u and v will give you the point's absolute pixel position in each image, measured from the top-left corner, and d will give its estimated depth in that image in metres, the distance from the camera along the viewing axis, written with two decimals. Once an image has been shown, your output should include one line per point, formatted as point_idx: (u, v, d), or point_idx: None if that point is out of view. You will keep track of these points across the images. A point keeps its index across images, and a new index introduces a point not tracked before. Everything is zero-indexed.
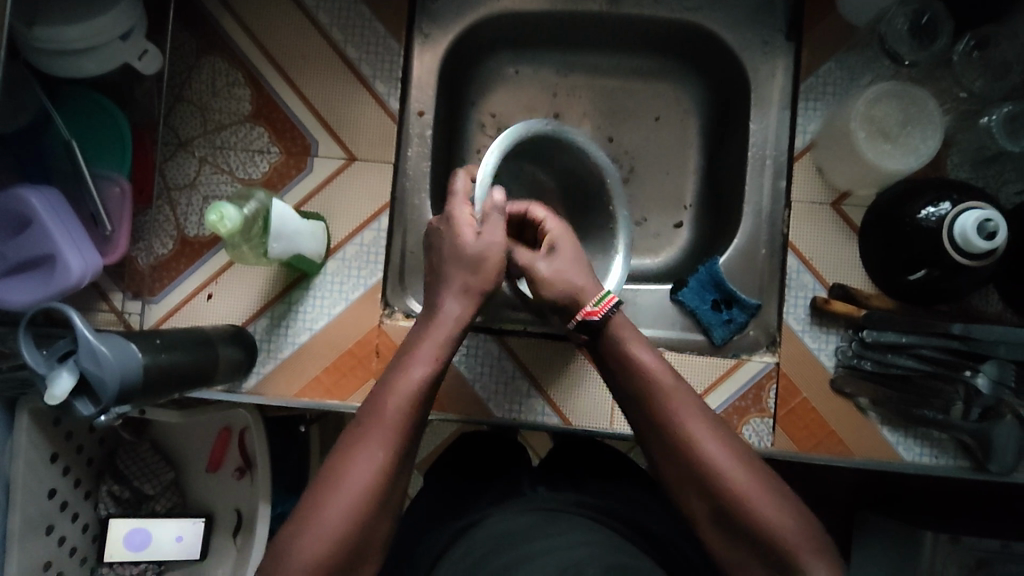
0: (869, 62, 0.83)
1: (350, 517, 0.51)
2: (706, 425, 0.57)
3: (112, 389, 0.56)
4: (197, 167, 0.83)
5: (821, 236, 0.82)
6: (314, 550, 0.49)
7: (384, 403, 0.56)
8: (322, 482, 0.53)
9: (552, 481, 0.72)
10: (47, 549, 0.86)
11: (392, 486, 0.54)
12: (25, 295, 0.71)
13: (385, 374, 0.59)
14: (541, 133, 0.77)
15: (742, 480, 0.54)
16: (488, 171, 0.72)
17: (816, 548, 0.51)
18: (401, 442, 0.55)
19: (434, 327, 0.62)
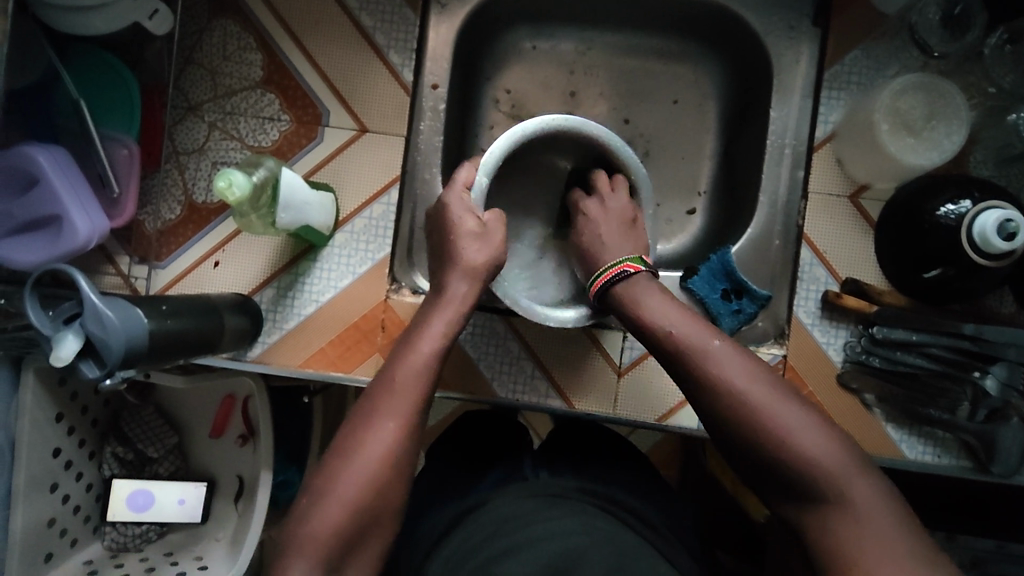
0: (896, 52, 0.81)
1: (363, 489, 0.53)
2: (740, 363, 0.58)
3: (117, 354, 0.56)
4: (207, 133, 0.82)
5: (837, 229, 0.80)
6: (333, 518, 0.52)
7: (393, 374, 0.58)
8: (336, 456, 0.55)
9: (553, 465, 0.73)
10: (51, 506, 0.87)
11: (403, 460, 0.55)
12: (33, 255, 0.71)
13: (395, 351, 0.61)
14: (563, 130, 0.73)
15: (780, 410, 0.55)
16: (488, 171, 0.71)
17: (848, 465, 0.52)
18: (412, 416, 0.57)
19: (444, 305, 0.65)
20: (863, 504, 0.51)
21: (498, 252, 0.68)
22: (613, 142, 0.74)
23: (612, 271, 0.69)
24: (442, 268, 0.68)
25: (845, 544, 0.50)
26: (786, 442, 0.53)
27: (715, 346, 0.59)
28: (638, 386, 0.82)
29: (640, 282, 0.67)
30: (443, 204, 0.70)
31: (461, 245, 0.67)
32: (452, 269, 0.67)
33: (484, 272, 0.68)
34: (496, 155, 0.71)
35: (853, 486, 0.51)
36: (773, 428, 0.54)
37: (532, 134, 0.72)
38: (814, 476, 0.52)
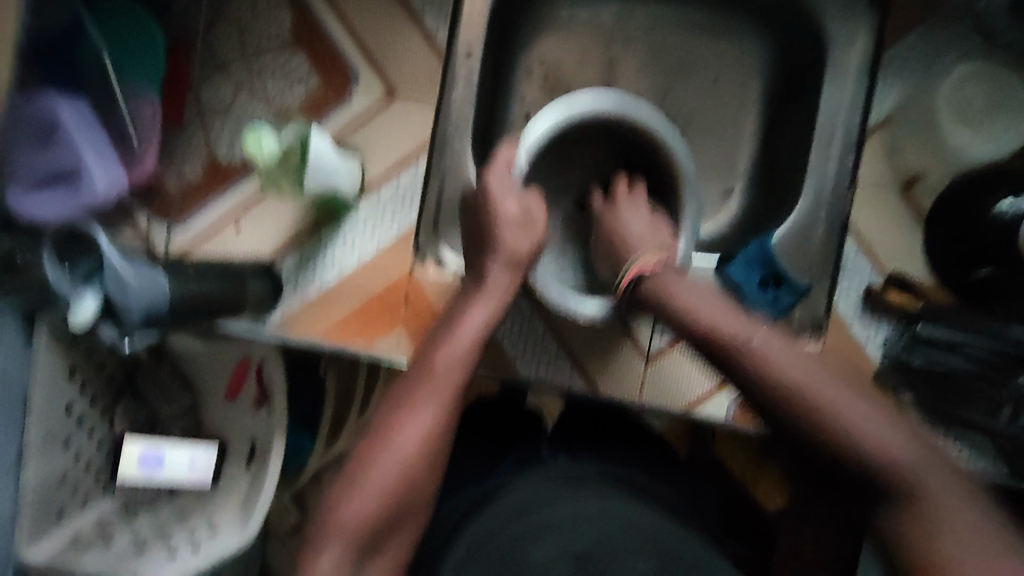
0: (960, 37, 0.77)
1: (400, 472, 0.54)
2: (792, 355, 0.55)
3: (139, 315, 0.54)
4: (234, 92, 0.79)
5: (885, 221, 0.77)
6: (372, 502, 0.53)
7: (432, 358, 0.59)
8: (375, 439, 0.55)
9: (571, 448, 0.73)
10: (63, 462, 0.87)
11: (442, 443, 0.56)
12: (52, 211, 0.68)
13: (434, 334, 0.63)
14: (610, 111, 0.71)
15: (844, 403, 0.52)
16: (530, 147, 0.70)
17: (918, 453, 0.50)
18: (450, 400, 0.58)
19: (485, 292, 0.66)
20: (936, 497, 0.49)
21: (537, 237, 0.70)
22: (662, 126, 0.72)
23: (643, 264, 0.68)
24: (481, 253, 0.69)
25: (921, 543, 0.47)
26: (852, 438, 0.51)
27: (764, 340, 0.56)
28: (667, 373, 0.80)
29: (672, 276, 0.66)
30: (485, 184, 0.69)
31: (501, 230, 0.68)
32: (491, 255, 0.68)
33: (526, 259, 0.69)
34: (539, 132, 0.70)
35: (927, 478, 0.49)
36: (838, 423, 0.51)
37: (578, 113, 0.71)
38: (883, 470, 0.50)
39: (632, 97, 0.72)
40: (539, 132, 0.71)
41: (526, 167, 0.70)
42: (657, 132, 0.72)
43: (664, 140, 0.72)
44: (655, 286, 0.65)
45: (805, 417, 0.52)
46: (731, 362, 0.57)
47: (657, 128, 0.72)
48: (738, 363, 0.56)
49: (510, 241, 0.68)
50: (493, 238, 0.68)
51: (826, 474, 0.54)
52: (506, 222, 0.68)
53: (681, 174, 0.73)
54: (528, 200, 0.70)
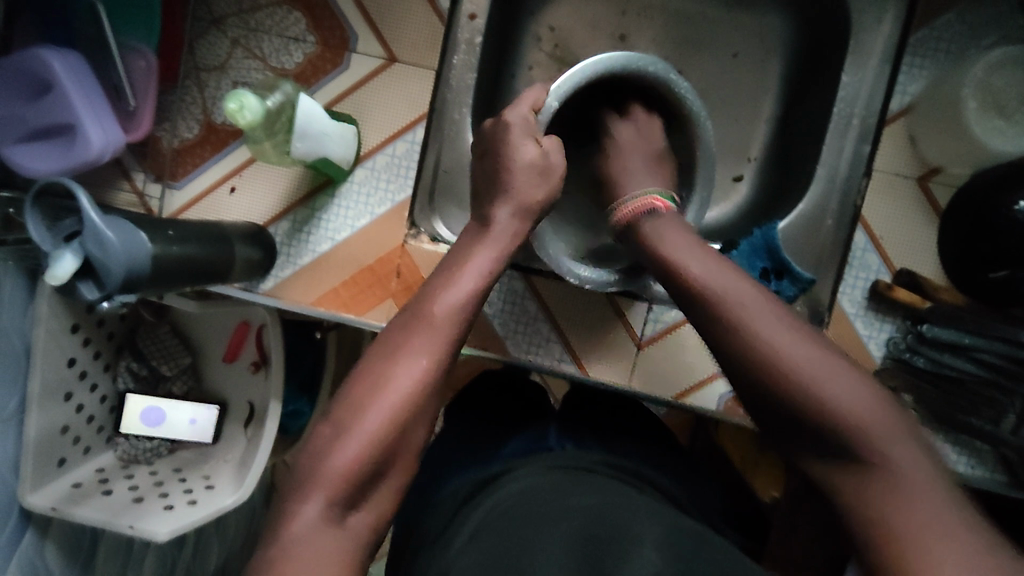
0: (997, 19, 0.71)
1: (389, 421, 0.50)
2: (778, 317, 0.50)
3: (117, 277, 0.54)
4: (229, 49, 0.77)
5: (898, 215, 0.74)
6: (358, 452, 0.48)
7: (430, 309, 0.54)
8: (364, 389, 0.51)
9: (577, 438, 0.72)
10: (65, 415, 0.88)
11: (429, 404, 0.52)
12: (45, 164, 0.69)
13: (426, 286, 0.57)
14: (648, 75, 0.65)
15: (805, 354, 0.48)
16: (558, 94, 0.65)
17: (897, 433, 0.46)
18: (446, 353, 0.53)
19: (491, 238, 0.60)
20: (901, 465, 0.45)
21: (554, 189, 0.64)
22: (695, 104, 0.66)
23: (640, 205, 0.62)
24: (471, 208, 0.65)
25: (888, 512, 0.44)
26: (809, 392, 0.47)
27: (750, 296, 0.51)
28: (658, 360, 0.78)
29: (662, 219, 0.60)
30: (506, 122, 0.64)
31: (510, 184, 0.63)
32: (504, 199, 0.62)
33: (539, 211, 0.64)
34: (571, 78, 0.65)
35: (891, 447, 0.46)
36: (796, 374, 0.48)
37: (618, 70, 0.65)
38: (842, 430, 0.47)
39: (673, 70, 0.65)
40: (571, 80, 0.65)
41: (552, 114, 0.66)
42: (687, 105, 0.66)
43: (693, 120, 0.66)
44: (648, 226, 0.60)
45: (771, 372, 0.49)
46: (696, 304, 0.53)
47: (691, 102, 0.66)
48: (705, 306, 0.52)
49: (523, 188, 0.62)
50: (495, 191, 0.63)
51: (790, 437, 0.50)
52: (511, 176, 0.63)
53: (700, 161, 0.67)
54: (547, 143, 0.65)
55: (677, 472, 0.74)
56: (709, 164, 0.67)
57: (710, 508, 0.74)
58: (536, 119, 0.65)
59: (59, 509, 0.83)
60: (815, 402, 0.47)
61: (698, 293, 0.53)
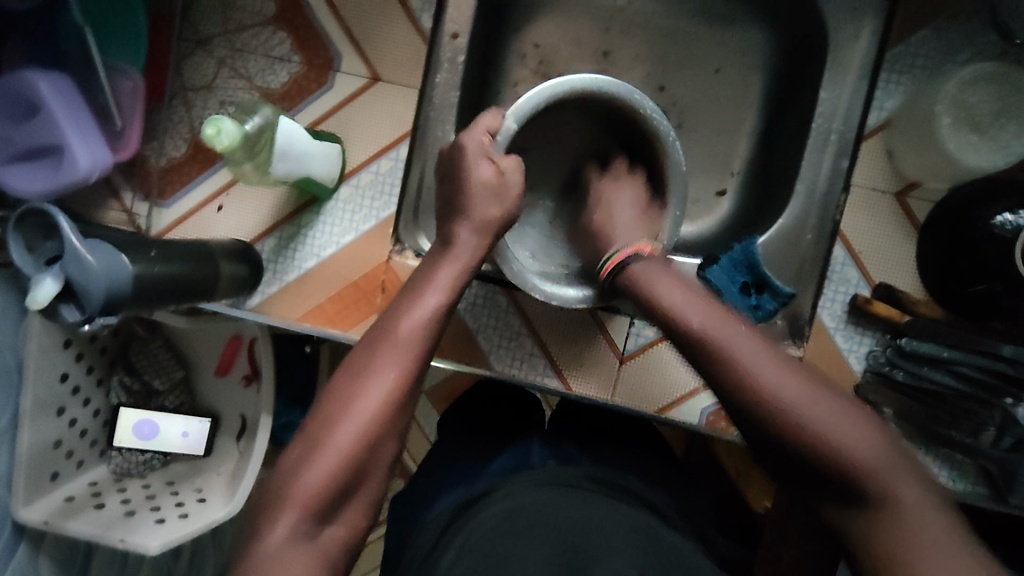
0: (972, 36, 0.73)
1: (361, 438, 0.50)
2: (777, 362, 0.51)
3: (97, 299, 0.55)
4: (215, 70, 0.79)
5: (877, 229, 0.75)
6: (328, 469, 0.49)
7: (395, 328, 0.55)
8: (333, 407, 0.52)
9: (560, 446, 0.73)
10: (57, 429, 0.88)
11: (399, 420, 0.53)
12: (31, 185, 0.70)
13: (396, 304, 0.58)
14: (607, 95, 0.67)
15: (817, 406, 0.49)
16: (517, 118, 0.66)
17: (901, 468, 0.47)
18: (415, 370, 0.54)
19: (453, 257, 0.62)
20: (912, 505, 0.46)
21: (512, 208, 0.66)
22: (659, 120, 0.67)
23: (626, 251, 0.63)
24: (449, 225, 0.65)
25: (911, 552, 0.44)
26: (823, 444, 0.48)
27: (750, 344, 0.52)
28: (639, 374, 0.79)
29: (653, 265, 0.61)
30: (460, 147, 0.66)
31: (487, 204, 0.64)
32: (462, 221, 0.64)
33: (498, 227, 0.65)
34: (529, 101, 0.66)
35: (902, 487, 0.47)
36: (811, 427, 0.48)
37: (575, 91, 0.66)
38: (857, 477, 0.47)
39: (633, 87, 0.67)
40: (529, 104, 0.66)
41: (511, 135, 0.67)
42: (653, 122, 0.67)
43: (659, 135, 0.67)
44: (640, 273, 0.60)
45: (780, 420, 0.49)
46: (705, 359, 0.53)
47: (653, 117, 0.67)
48: (714, 363, 0.52)
49: (481, 209, 0.64)
50: (474, 210, 0.64)
51: (799, 480, 0.50)
52: (486, 198, 0.64)
53: (671, 176, 0.68)
54: (505, 163, 0.66)
55: (666, 481, 0.73)
56: (679, 178, 0.68)
57: (699, 518, 0.72)
58: (493, 141, 0.66)
59: (52, 523, 0.84)
60: (827, 450, 0.48)
61: (705, 348, 0.52)
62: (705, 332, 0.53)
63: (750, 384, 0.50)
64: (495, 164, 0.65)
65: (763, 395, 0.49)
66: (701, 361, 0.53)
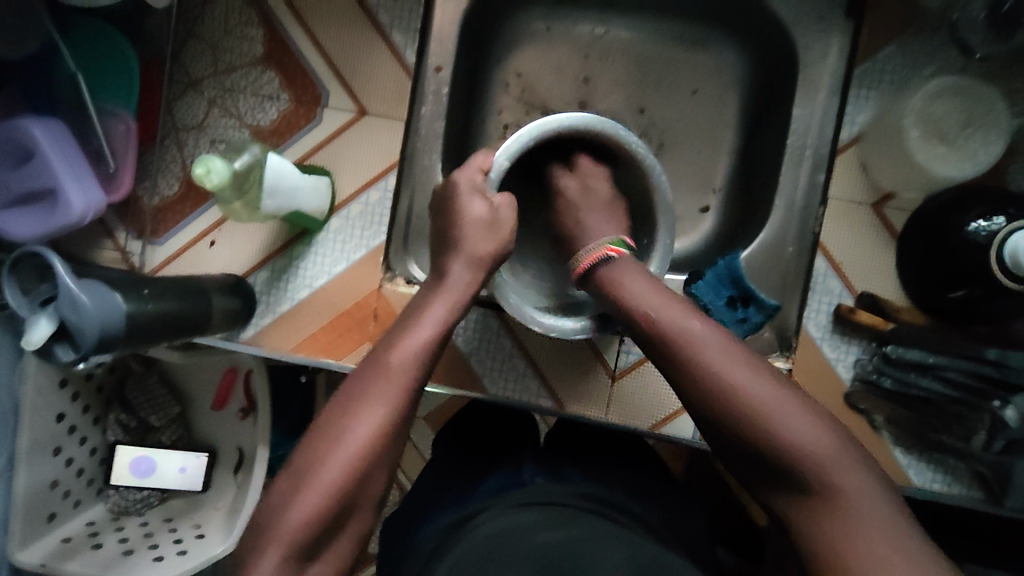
0: (934, 51, 0.75)
1: (349, 467, 0.51)
2: (730, 353, 0.52)
3: (91, 338, 0.56)
4: (206, 109, 0.81)
5: (855, 240, 0.77)
6: (315, 502, 0.49)
7: (386, 357, 0.56)
8: (322, 438, 0.52)
9: (551, 462, 0.72)
10: (54, 469, 0.88)
11: (387, 449, 0.53)
12: (27, 229, 0.71)
13: (388, 335, 0.59)
14: (595, 131, 0.67)
15: (761, 390, 0.50)
16: (508, 154, 0.66)
17: (848, 463, 0.48)
18: (405, 400, 0.55)
19: (450, 289, 0.63)
20: (855, 495, 0.47)
21: (506, 242, 0.66)
22: (646, 156, 0.68)
23: (596, 255, 0.63)
24: (440, 252, 0.66)
25: (848, 543, 0.45)
26: (774, 435, 0.49)
27: (705, 334, 0.53)
28: (633, 391, 0.80)
29: (625, 264, 0.62)
30: (453, 183, 0.67)
31: (473, 229, 0.65)
32: (460, 253, 0.65)
33: (494, 262, 0.66)
34: (520, 140, 0.66)
35: (846, 478, 0.47)
36: (759, 418, 0.50)
37: (566, 129, 0.67)
38: (803, 466, 0.48)
39: (621, 125, 0.68)
40: (520, 139, 0.67)
41: (504, 171, 0.68)
42: (642, 160, 0.68)
43: (648, 172, 0.68)
44: (610, 273, 0.61)
45: (727, 406, 0.51)
46: (664, 347, 0.54)
47: (644, 157, 0.68)
48: (670, 350, 0.54)
49: (473, 243, 0.65)
50: (458, 235, 0.65)
51: (750, 470, 0.52)
52: (474, 222, 0.66)
53: (658, 206, 0.69)
54: (498, 199, 0.67)
55: (659, 498, 0.70)
56: (667, 210, 0.69)
57: (692, 536, 0.68)
58: (486, 178, 0.68)
59: (49, 565, 0.85)
60: (772, 438, 0.49)
61: (662, 336, 0.55)
62: (661, 322, 0.55)
63: (702, 371, 0.52)
64: (489, 198, 0.67)
65: (715, 382, 0.51)
66: (657, 348, 0.55)
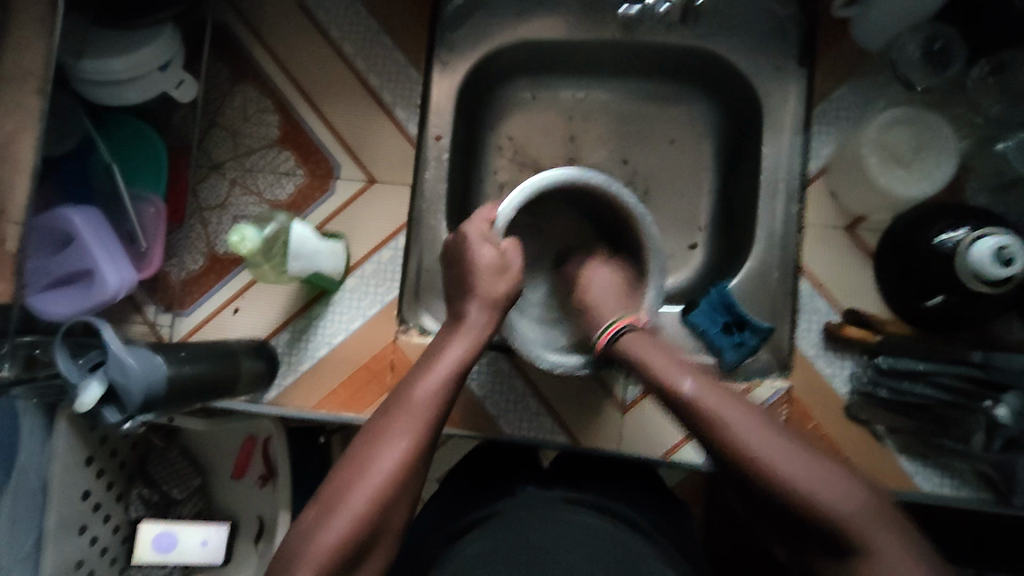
0: (881, 87, 0.83)
1: (372, 498, 0.54)
2: (750, 419, 0.55)
3: (137, 399, 0.60)
4: (228, 189, 0.88)
5: (838, 261, 0.82)
6: (342, 527, 0.52)
7: (409, 393, 0.61)
8: (351, 469, 0.56)
9: (546, 483, 0.73)
10: (79, 548, 0.88)
11: (411, 480, 0.56)
12: (65, 308, 0.76)
13: (408, 377, 0.63)
14: (587, 184, 0.74)
15: (792, 462, 0.52)
16: (512, 206, 0.74)
17: (883, 523, 0.49)
18: (424, 431, 0.58)
19: (463, 333, 0.68)
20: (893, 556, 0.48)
21: (514, 283, 0.72)
22: (636, 206, 0.75)
23: (618, 326, 0.69)
24: (458, 300, 0.72)
25: None
26: (812, 504, 0.50)
27: (725, 405, 0.56)
28: (643, 421, 0.83)
29: (646, 341, 0.67)
30: (462, 235, 0.74)
31: (478, 277, 0.71)
32: (470, 297, 0.70)
33: (504, 303, 0.71)
34: (526, 193, 0.74)
35: (881, 539, 0.49)
36: (786, 484, 0.51)
37: (563, 180, 0.74)
38: (842, 530, 0.49)
39: (614, 181, 0.75)
40: (523, 193, 0.74)
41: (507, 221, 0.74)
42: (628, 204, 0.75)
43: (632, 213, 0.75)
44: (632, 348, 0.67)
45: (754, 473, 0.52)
46: (694, 422, 0.57)
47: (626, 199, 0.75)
48: (700, 424, 0.56)
49: (486, 287, 0.71)
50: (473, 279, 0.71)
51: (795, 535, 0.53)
52: (484, 272, 0.71)
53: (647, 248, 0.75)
54: (506, 246, 0.74)
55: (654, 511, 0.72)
56: (654, 248, 0.75)
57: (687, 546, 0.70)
58: (492, 227, 0.74)
59: None
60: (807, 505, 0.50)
61: (693, 416, 0.57)
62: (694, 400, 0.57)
63: (731, 444, 0.54)
64: (496, 246, 0.73)
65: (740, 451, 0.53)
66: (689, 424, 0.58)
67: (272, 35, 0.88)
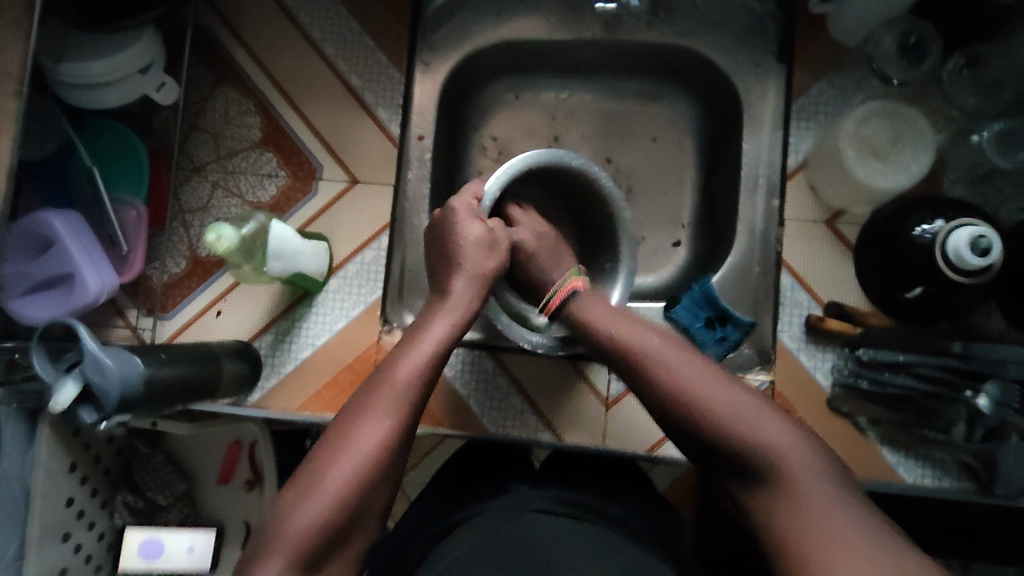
0: (858, 82, 0.84)
1: (350, 479, 0.53)
2: (690, 362, 0.56)
3: (114, 398, 0.59)
4: (210, 191, 0.88)
5: (816, 254, 0.82)
6: (318, 510, 0.52)
7: (393, 371, 0.59)
8: (329, 449, 0.55)
9: (536, 480, 0.72)
10: (63, 555, 0.87)
11: (391, 462, 0.56)
12: (45, 311, 0.76)
13: (393, 351, 0.62)
14: (573, 167, 0.75)
15: (730, 400, 0.53)
16: (498, 184, 0.74)
17: (817, 466, 0.50)
18: (408, 413, 0.58)
19: (448, 307, 0.67)
20: (815, 497, 0.48)
21: (503, 259, 0.73)
22: (616, 198, 0.76)
23: (569, 287, 0.70)
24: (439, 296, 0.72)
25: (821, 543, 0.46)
26: (748, 441, 0.51)
27: (666, 349, 0.57)
28: (624, 417, 0.84)
29: (592, 300, 0.67)
30: (450, 209, 0.73)
31: (466, 251, 0.71)
32: (456, 272, 0.70)
33: (493, 279, 0.71)
34: (507, 172, 0.74)
35: (810, 480, 0.49)
36: (721, 420, 0.52)
37: (547, 161, 0.74)
38: (772, 466, 0.50)
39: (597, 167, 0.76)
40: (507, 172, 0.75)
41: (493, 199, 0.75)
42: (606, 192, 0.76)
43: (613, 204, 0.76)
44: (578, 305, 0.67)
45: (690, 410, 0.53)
46: (636, 365, 0.57)
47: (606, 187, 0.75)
48: (646, 374, 0.56)
49: (476, 261, 0.70)
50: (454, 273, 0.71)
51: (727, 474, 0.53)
52: (473, 246, 0.71)
53: (623, 236, 0.76)
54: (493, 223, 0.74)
55: (636, 504, 0.72)
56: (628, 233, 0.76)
57: (673, 539, 0.69)
58: (479, 205, 0.75)
59: None
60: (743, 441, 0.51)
61: (633, 358, 0.58)
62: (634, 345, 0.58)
63: (670, 384, 0.55)
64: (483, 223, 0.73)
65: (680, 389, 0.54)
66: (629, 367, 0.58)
67: (253, 37, 0.89)
